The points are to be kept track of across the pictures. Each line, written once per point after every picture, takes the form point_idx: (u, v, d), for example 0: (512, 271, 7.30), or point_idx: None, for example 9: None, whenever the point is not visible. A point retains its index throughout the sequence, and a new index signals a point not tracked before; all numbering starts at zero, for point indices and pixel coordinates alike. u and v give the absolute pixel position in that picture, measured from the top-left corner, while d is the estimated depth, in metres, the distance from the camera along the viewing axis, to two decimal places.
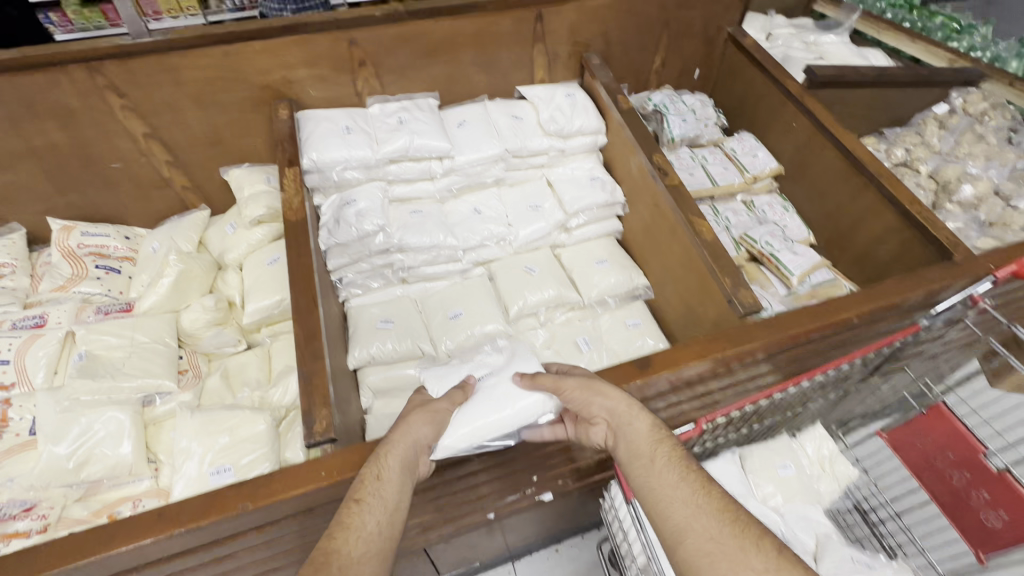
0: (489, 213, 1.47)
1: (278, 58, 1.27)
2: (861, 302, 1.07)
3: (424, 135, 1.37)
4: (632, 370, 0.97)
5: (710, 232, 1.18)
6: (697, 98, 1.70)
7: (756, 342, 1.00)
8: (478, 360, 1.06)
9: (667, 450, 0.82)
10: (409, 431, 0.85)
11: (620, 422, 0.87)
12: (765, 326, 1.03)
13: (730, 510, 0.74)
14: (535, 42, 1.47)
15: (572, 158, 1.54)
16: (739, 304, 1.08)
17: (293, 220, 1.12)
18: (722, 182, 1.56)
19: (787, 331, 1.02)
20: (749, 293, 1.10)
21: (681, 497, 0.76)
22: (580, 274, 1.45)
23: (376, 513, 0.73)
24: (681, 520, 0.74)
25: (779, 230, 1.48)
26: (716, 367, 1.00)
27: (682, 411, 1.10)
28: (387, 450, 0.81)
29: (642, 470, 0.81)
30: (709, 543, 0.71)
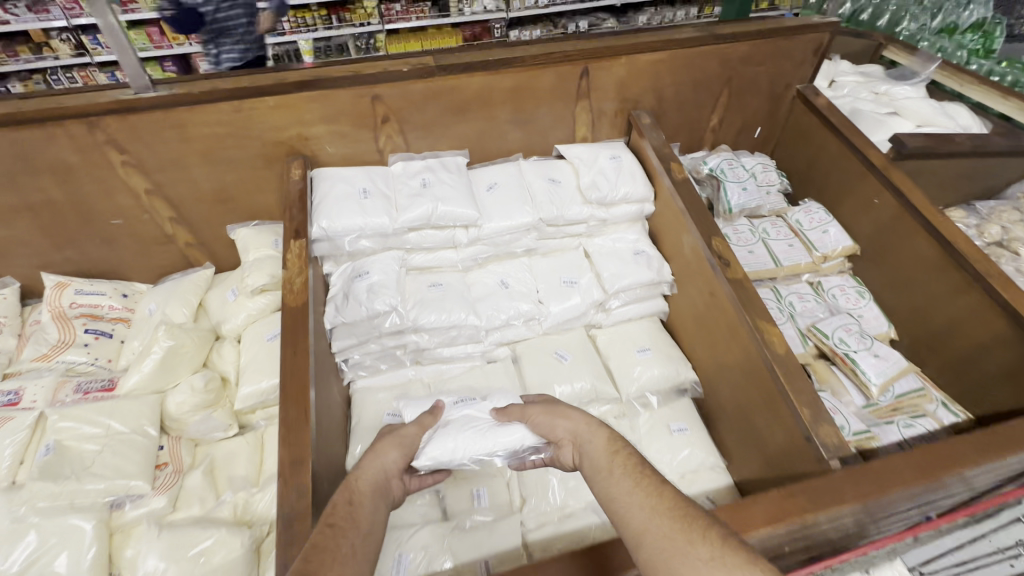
0: (518, 286, 1.30)
1: (293, 114, 1.15)
2: (979, 453, 0.85)
3: (449, 201, 1.22)
4: None
5: (784, 344, 0.99)
6: (757, 160, 1.50)
7: (846, 506, 0.78)
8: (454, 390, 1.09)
9: (616, 449, 0.75)
10: (378, 456, 0.84)
11: (578, 446, 0.81)
12: (857, 480, 0.81)
13: (682, 506, 0.61)
14: (579, 98, 1.31)
15: (613, 226, 1.37)
16: (820, 444, 0.88)
17: (293, 307, 0.98)
18: (786, 262, 1.36)
19: (887, 486, 0.80)
20: (832, 430, 0.90)
21: (630, 489, 0.66)
22: (617, 364, 1.27)
23: (349, 534, 0.66)
24: (630, 512, 0.63)
25: (855, 323, 1.27)
26: (792, 533, 0.79)
27: None
28: (357, 478, 0.78)
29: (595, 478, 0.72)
30: (667, 530, 0.59)
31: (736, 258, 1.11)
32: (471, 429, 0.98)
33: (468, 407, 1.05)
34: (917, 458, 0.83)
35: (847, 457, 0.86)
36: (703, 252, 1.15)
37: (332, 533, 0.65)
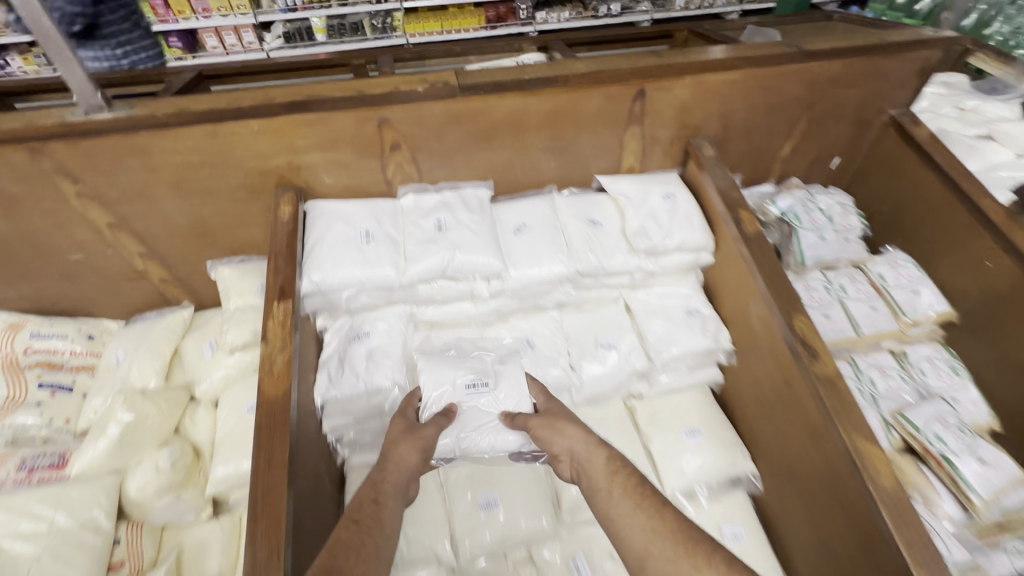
0: (545, 348, 1.09)
1: (283, 141, 0.94)
2: None
3: (469, 249, 1.01)
4: None
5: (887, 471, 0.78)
6: (835, 198, 1.25)
7: None
8: (470, 363, 0.95)
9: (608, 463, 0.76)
10: (401, 461, 0.77)
11: (580, 453, 0.79)
12: None
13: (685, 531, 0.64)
14: (630, 124, 1.08)
15: (661, 276, 1.15)
16: None
17: (272, 397, 0.78)
18: (868, 330, 1.14)
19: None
20: None
21: (626, 512, 0.68)
22: (662, 446, 1.06)
23: (376, 534, 0.65)
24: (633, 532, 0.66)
25: (951, 411, 1.04)
26: None
27: None
28: (381, 475, 0.75)
29: (596, 492, 0.73)
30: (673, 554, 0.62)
31: (827, 348, 0.87)
32: (481, 424, 0.90)
33: (480, 395, 0.91)
34: None
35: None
36: (781, 333, 0.92)
37: (356, 533, 0.65)
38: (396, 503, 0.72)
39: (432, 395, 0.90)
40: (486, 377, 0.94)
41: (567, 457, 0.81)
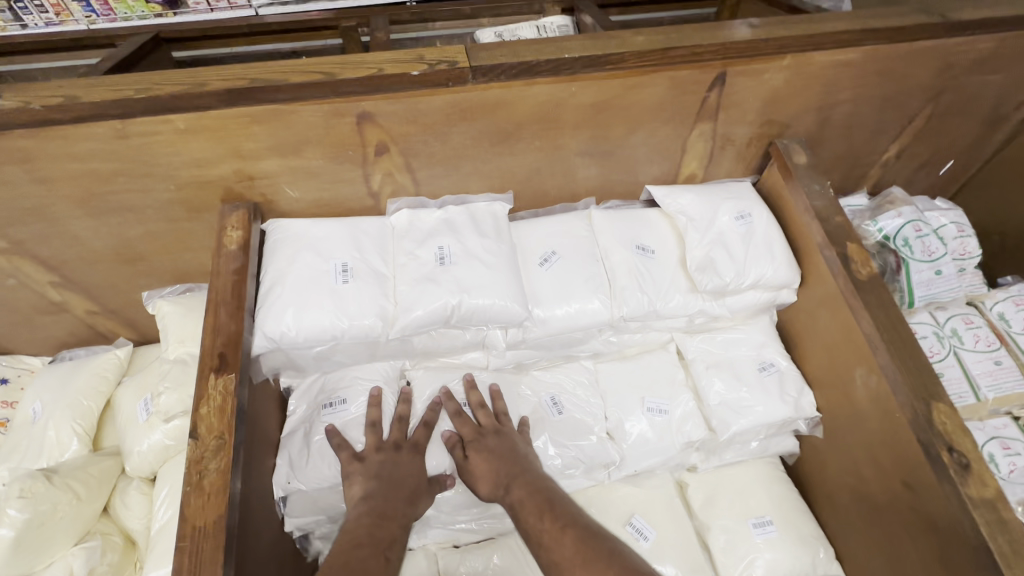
0: (577, 411, 0.85)
1: (225, 143, 0.67)
2: None
3: (480, 291, 0.75)
4: None
5: None
6: (950, 215, 0.98)
7: None
8: (436, 377, 0.80)
9: (523, 494, 0.65)
10: (402, 466, 0.69)
11: (498, 480, 0.68)
12: None
13: (586, 552, 0.58)
14: (698, 120, 0.81)
15: (726, 319, 0.90)
16: None
17: (200, 529, 0.55)
18: (994, 393, 0.88)
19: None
20: None
21: (544, 546, 0.60)
22: (726, 540, 0.83)
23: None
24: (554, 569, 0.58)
25: None
26: None
27: None
28: (393, 483, 0.67)
29: (523, 525, 0.63)
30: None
31: (980, 455, 0.63)
32: None
33: None
34: None
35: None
36: (907, 418, 0.67)
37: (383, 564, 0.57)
38: (396, 530, 0.62)
39: (436, 435, 0.75)
40: None
41: (491, 485, 0.69)
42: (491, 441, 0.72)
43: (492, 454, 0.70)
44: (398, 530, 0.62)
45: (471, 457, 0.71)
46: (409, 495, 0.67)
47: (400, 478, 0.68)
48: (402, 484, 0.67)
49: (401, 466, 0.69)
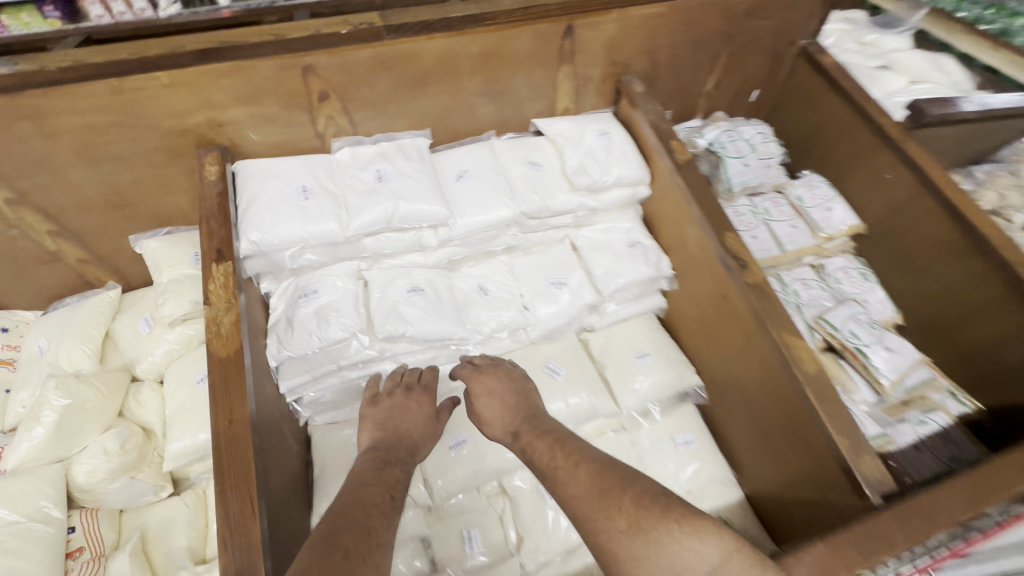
0: (498, 292, 1.11)
1: (199, 94, 0.88)
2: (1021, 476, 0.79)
3: (412, 198, 1.00)
4: None
5: (812, 360, 0.88)
6: (757, 129, 1.34)
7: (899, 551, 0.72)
8: (388, 271, 1.04)
9: (530, 438, 0.83)
10: (403, 416, 0.89)
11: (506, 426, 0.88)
12: (908, 517, 0.74)
13: (602, 484, 0.71)
14: (560, 63, 1.09)
15: (603, 214, 1.20)
16: (859, 476, 0.79)
17: (224, 359, 0.76)
18: (791, 247, 1.24)
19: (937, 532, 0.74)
20: (871, 460, 0.81)
21: (561, 479, 0.74)
22: (616, 371, 1.13)
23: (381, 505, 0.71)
24: (570, 500, 0.71)
25: (863, 311, 1.17)
26: None
27: None
28: (397, 436, 0.85)
29: (537, 461, 0.79)
30: (599, 511, 0.68)
31: (754, 261, 0.97)
32: (426, 321, 1.00)
33: (421, 297, 1.02)
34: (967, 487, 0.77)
35: (888, 492, 0.78)
36: (714, 250, 0.99)
37: (387, 502, 0.72)
38: (398, 475, 0.79)
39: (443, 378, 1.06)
40: (422, 284, 1.04)
41: (501, 428, 0.89)
42: (496, 386, 0.94)
43: (497, 407, 0.91)
44: (403, 472, 0.80)
45: (481, 411, 0.92)
46: (410, 447, 0.85)
47: (407, 430, 0.87)
48: (404, 437, 0.86)
49: (411, 421, 0.89)
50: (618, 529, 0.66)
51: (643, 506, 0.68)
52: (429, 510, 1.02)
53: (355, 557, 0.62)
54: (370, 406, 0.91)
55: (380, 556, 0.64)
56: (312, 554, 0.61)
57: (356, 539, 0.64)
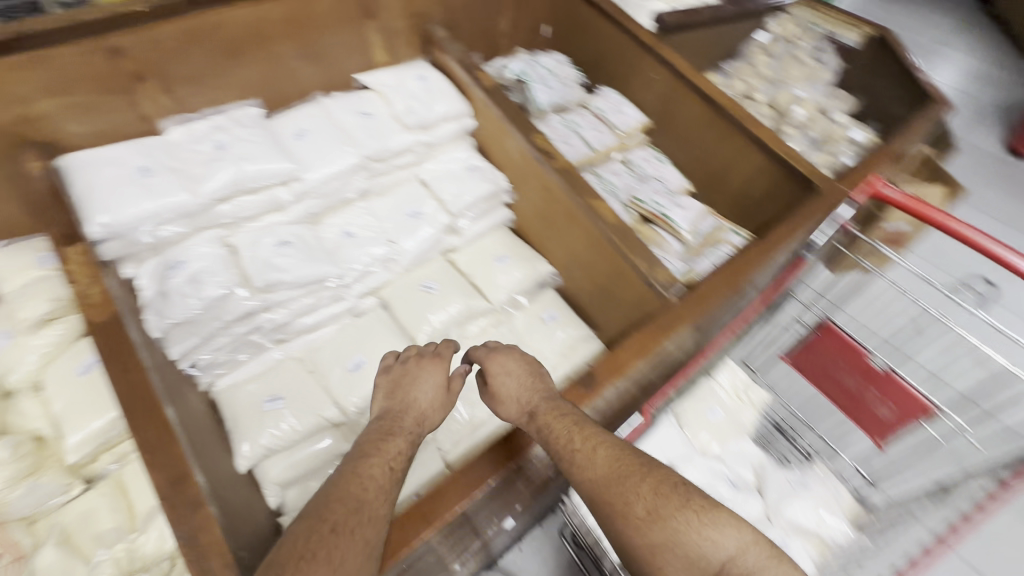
0: (364, 233, 1.25)
1: (3, 90, 0.88)
2: (757, 258, 1.13)
3: (254, 159, 1.08)
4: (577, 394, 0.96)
5: (610, 212, 1.15)
6: (554, 58, 1.62)
7: (685, 322, 1.01)
8: (254, 231, 1.13)
9: (547, 419, 0.90)
10: (414, 383, 0.95)
11: (523, 408, 0.94)
12: (687, 302, 1.04)
13: (621, 473, 0.83)
14: (364, 20, 1.24)
15: (441, 148, 1.37)
16: (656, 284, 1.07)
17: (98, 322, 0.85)
18: (599, 146, 1.52)
19: (705, 306, 1.04)
20: (663, 272, 1.10)
21: (578, 463, 0.85)
22: (481, 276, 1.33)
23: (378, 475, 0.80)
24: (594, 485, 0.83)
25: (661, 185, 1.50)
26: (652, 361, 1.00)
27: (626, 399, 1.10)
28: (403, 408, 0.91)
29: (553, 444, 0.87)
30: (620, 499, 0.81)
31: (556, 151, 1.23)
32: (299, 263, 1.11)
33: (291, 248, 1.12)
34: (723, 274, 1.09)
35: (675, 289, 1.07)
36: (525, 150, 1.24)
37: (382, 476, 0.80)
38: (400, 446, 0.86)
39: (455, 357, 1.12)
40: (289, 238, 1.14)
41: (517, 407, 0.95)
42: (516, 366, 0.98)
43: (517, 390, 0.96)
44: (405, 444, 0.87)
45: (504, 385, 0.97)
46: (417, 418, 0.91)
47: (416, 401, 0.93)
48: (408, 409, 0.91)
49: (422, 399, 0.93)
50: (637, 517, 0.79)
51: (661, 492, 0.81)
52: (342, 428, 1.11)
53: (343, 529, 0.71)
54: (385, 392, 0.94)
55: (372, 527, 0.73)
56: (302, 529, 0.71)
57: (348, 508, 0.74)
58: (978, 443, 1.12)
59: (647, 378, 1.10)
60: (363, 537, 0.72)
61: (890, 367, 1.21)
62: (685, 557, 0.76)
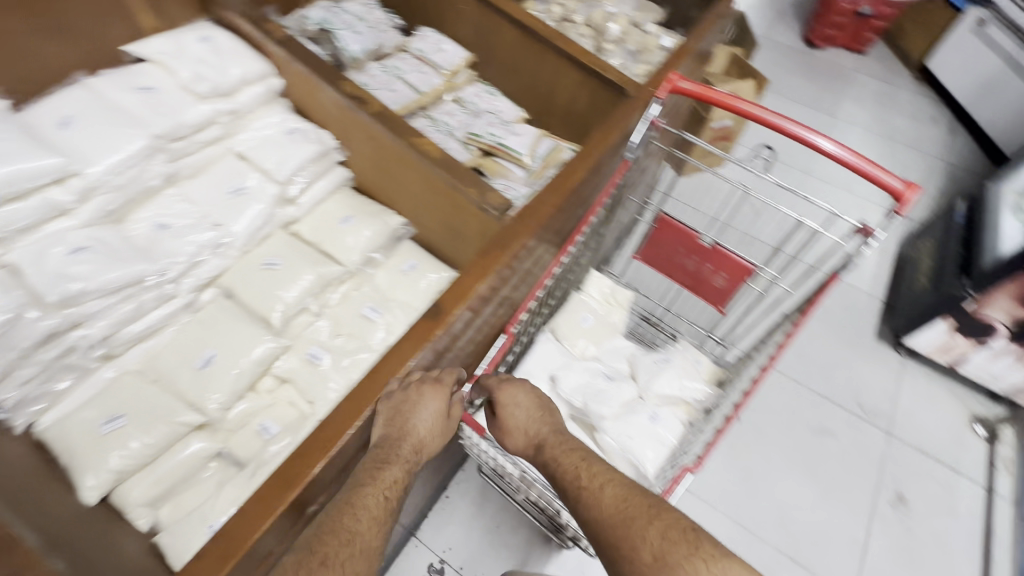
0: (181, 222, 1.14)
1: None
2: (581, 165, 1.22)
3: (7, 159, 0.92)
4: (428, 325, 0.99)
5: (436, 149, 1.17)
6: (360, 3, 1.55)
7: (523, 236, 1.07)
8: (35, 241, 0.98)
9: (556, 450, 1.06)
10: (415, 409, 0.94)
11: (528, 440, 1.11)
12: (520, 218, 1.11)
13: (629, 518, 0.89)
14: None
15: (251, 115, 1.27)
16: (491, 208, 1.12)
17: None
18: (426, 88, 1.49)
19: (537, 220, 1.10)
20: (496, 195, 1.15)
21: (586, 503, 0.94)
22: (330, 242, 1.28)
23: (375, 497, 0.84)
24: (603, 526, 0.90)
25: (496, 117, 1.52)
26: (498, 279, 1.06)
27: (486, 320, 1.19)
28: (400, 436, 0.92)
29: (560, 476, 1.01)
30: (627, 544, 0.87)
31: (370, 95, 1.20)
32: (105, 264, 0.99)
33: (89, 253, 0.99)
34: (552, 185, 1.17)
35: (504, 208, 1.12)
36: (337, 99, 1.20)
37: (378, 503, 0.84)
38: (397, 473, 0.89)
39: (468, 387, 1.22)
40: (84, 243, 1.00)
41: (525, 438, 1.11)
42: (526, 400, 1.15)
43: (523, 422, 1.13)
44: (402, 473, 0.89)
45: (517, 411, 1.13)
46: (415, 445, 0.94)
47: (416, 427, 0.93)
48: (408, 437, 0.93)
49: (426, 426, 0.95)
50: (644, 563, 0.84)
51: (667, 533, 0.87)
52: (207, 429, 1.06)
53: (332, 563, 0.74)
54: (391, 420, 0.92)
55: (362, 559, 0.77)
56: (294, 562, 0.73)
57: (341, 543, 0.77)
58: (785, 287, 1.33)
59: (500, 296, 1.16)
60: (353, 570, 0.75)
61: (715, 242, 1.37)
62: None
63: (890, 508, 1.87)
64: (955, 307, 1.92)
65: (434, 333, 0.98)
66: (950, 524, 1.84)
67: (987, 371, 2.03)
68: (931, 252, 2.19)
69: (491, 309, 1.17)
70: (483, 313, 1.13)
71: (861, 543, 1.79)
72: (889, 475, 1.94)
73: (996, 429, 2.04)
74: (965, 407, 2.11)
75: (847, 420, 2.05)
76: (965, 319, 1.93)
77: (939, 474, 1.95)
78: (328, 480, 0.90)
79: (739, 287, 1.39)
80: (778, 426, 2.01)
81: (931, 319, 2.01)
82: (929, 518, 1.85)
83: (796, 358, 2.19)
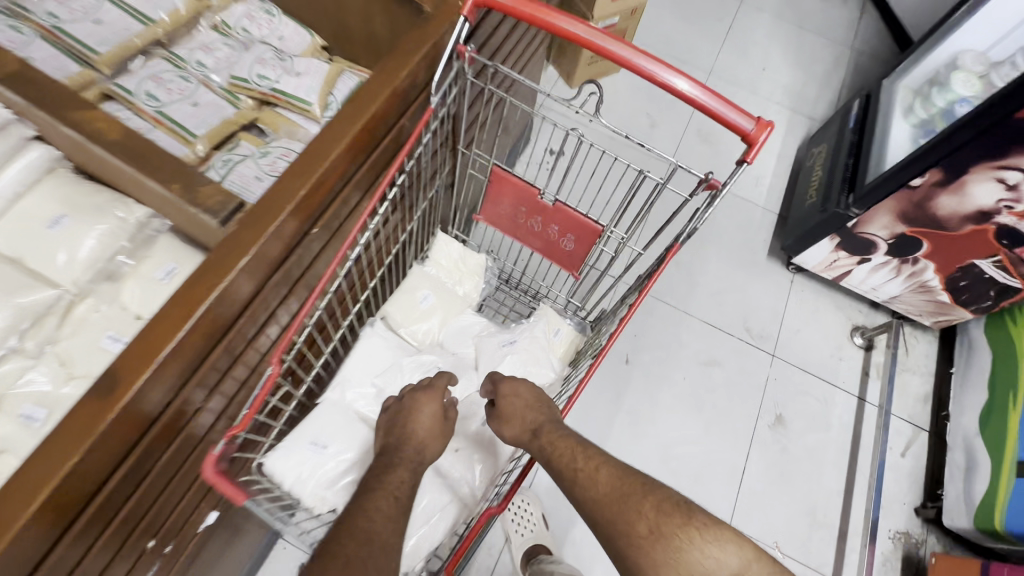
0: None
1: None
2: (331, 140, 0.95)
3: None
4: (90, 409, 0.74)
5: (113, 130, 0.89)
6: None
7: (241, 261, 0.85)
8: None
9: (549, 436, 1.03)
10: (414, 415, 1.00)
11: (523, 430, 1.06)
12: (246, 228, 0.86)
13: (626, 493, 0.94)
14: None
15: None
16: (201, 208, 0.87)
17: None
18: (158, 15, 1.09)
19: (271, 227, 0.88)
20: (211, 188, 0.88)
21: (585, 483, 0.97)
22: (36, 256, 0.95)
23: (386, 495, 0.86)
24: (601, 503, 0.95)
25: (270, 51, 1.15)
26: (215, 316, 0.84)
27: (242, 351, 0.96)
28: (402, 441, 0.97)
29: (557, 457, 1.01)
30: (625, 520, 0.92)
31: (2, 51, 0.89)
32: None
33: None
34: (293, 174, 0.92)
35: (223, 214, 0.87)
36: None
37: (392, 503, 0.85)
38: (404, 474, 0.91)
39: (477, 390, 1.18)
40: None
41: (521, 425, 1.07)
42: (525, 389, 1.11)
43: (520, 409, 1.08)
44: (408, 472, 0.93)
45: (518, 392, 1.11)
46: (417, 446, 0.97)
47: (415, 431, 0.98)
48: (410, 439, 0.97)
49: (423, 424, 0.99)
50: (640, 535, 0.90)
51: (661, 509, 0.93)
52: None
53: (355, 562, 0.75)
54: (392, 425, 1.01)
55: (384, 556, 0.78)
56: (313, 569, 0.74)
57: (356, 545, 0.77)
58: (637, 249, 1.12)
59: (254, 311, 0.93)
60: (374, 566, 0.76)
61: (557, 198, 1.14)
62: (687, 568, 0.88)
63: (769, 430, 1.90)
64: (838, 226, 1.83)
65: (107, 418, 0.74)
66: (823, 438, 1.91)
67: (868, 284, 2.01)
68: (823, 163, 2.04)
69: (251, 326, 0.95)
70: (233, 336, 0.91)
71: (739, 469, 1.83)
72: (771, 397, 1.96)
73: (874, 338, 2.06)
74: (848, 318, 2.11)
75: (734, 346, 2.02)
76: (848, 237, 1.85)
77: (817, 390, 1.99)
78: (90, 487, 0.76)
79: (588, 252, 1.20)
80: (665, 362, 1.97)
81: (817, 238, 1.93)
82: (805, 434, 1.91)
83: (687, 287, 2.10)
